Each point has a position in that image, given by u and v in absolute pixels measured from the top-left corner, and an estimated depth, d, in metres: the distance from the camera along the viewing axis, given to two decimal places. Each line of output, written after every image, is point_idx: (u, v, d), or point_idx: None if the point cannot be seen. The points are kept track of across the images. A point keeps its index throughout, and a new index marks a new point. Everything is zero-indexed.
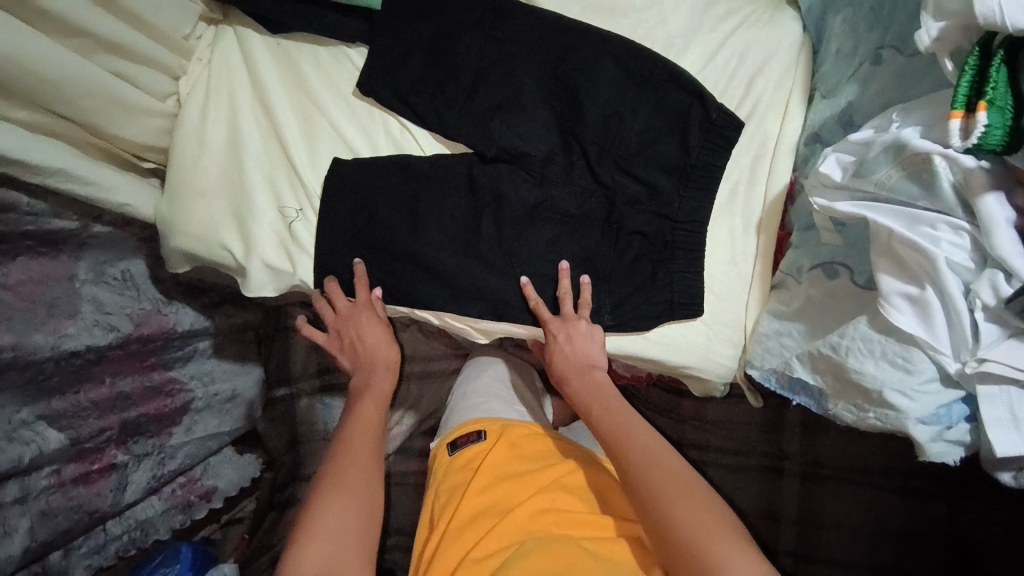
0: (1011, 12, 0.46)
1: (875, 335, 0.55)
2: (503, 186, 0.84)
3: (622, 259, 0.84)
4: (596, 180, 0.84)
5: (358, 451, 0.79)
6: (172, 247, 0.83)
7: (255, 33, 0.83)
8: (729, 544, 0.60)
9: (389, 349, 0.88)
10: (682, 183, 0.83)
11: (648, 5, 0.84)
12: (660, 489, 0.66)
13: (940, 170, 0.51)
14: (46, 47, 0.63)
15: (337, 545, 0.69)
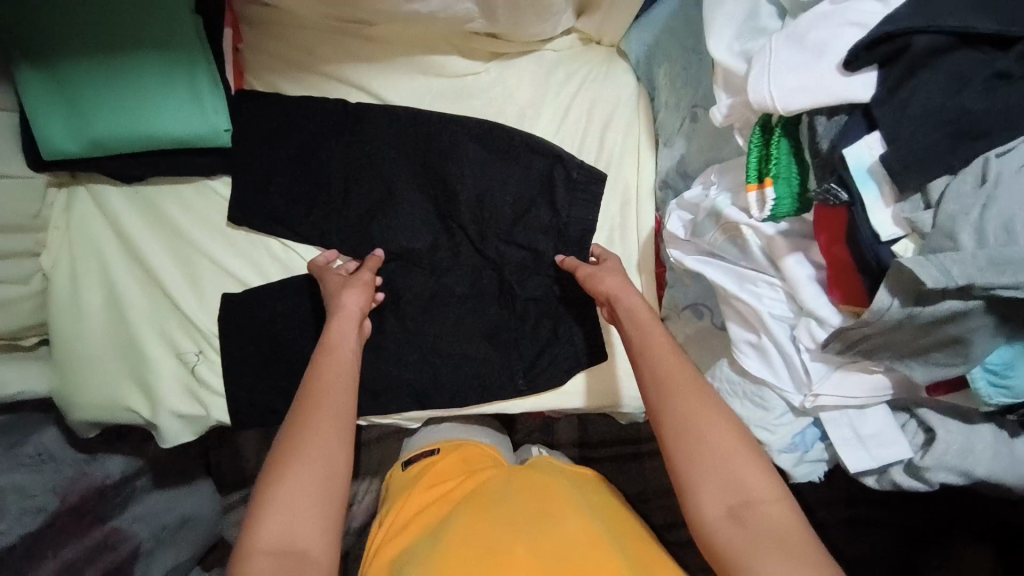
0: (782, 95, 0.48)
1: (735, 376, 0.63)
2: (396, 283, 0.86)
3: (524, 326, 0.85)
4: (483, 256, 0.86)
5: (327, 411, 0.60)
6: (75, 419, 0.81)
7: (111, 188, 0.81)
8: (745, 450, 0.54)
9: (357, 304, 0.73)
10: (560, 243, 0.85)
11: (491, 84, 0.87)
12: (690, 397, 0.57)
13: (749, 237, 0.57)
14: None
15: (322, 494, 0.55)
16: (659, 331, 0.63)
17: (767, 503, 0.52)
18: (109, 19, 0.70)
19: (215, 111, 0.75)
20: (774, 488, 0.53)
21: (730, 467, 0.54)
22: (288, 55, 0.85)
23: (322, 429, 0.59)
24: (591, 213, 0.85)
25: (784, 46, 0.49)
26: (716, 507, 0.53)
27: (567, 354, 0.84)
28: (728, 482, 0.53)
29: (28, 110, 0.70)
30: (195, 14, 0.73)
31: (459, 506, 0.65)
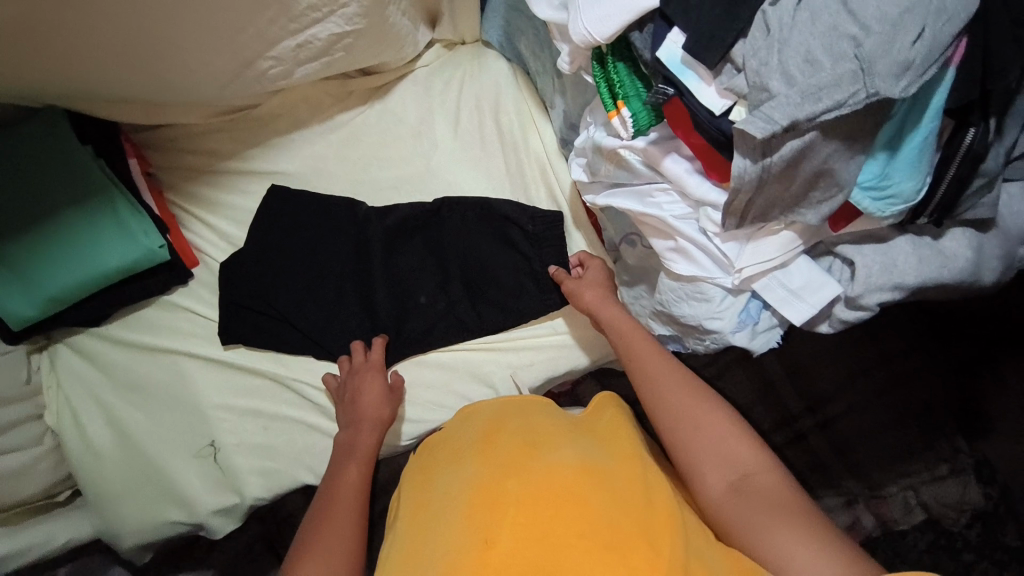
0: (596, 28, 0.54)
1: (674, 283, 0.67)
2: (397, 317, 0.91)
3: (521, 306, 0.91)
4: (465, 325, 0.92)
5: (343, 517, 0.73)
6: (125, 549, 0.86)
7: (87, 334, 0.87)
8: (739, 433, 0.66)
9: (376, 380, 0.86)
10: (535, 243, 0.91)
11: (380, 116, 0.93)
12: (679, 401, 0.69)
13: (630, 158, 0.62)
14: None
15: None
16: (642, 341, 0.75)
17: (759, 475, 0.63)
18: (23, 190, 0.76)
19: (144, 233, 0.80)
20: (757, 454, 0.65)
21: (721, 451, 0.65)
22: (195, 164, 0.91)
23: (333, 528, 0.72)
24: (561, 255, 0.90)
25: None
26: (720, 483, 0.64)
27: (548, 316, 0.93)
28: (726, 463, 0.65)
29: None
30: (96, 159, 0.79)
31: (481, 485, 0.61)
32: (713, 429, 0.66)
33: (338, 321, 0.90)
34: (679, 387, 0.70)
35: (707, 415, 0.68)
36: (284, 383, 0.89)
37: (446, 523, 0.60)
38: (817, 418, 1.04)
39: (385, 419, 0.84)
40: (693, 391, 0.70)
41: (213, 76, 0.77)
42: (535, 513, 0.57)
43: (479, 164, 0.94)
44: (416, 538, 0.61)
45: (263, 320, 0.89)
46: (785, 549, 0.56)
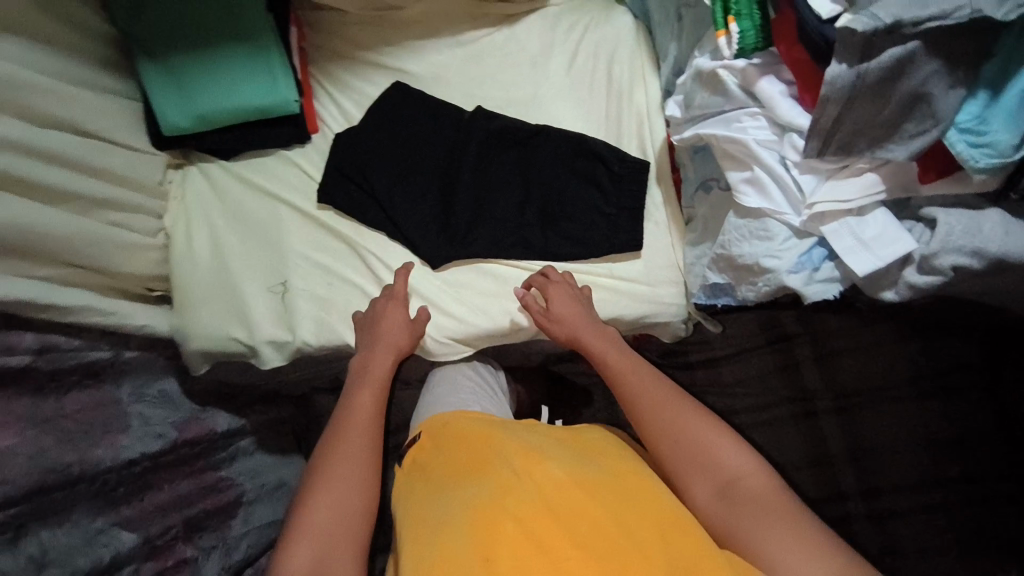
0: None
1: (740, 221, 0.67)
2: (471, 219, 0.97)
3: (588, 240, 0.94)
4: (529, 245, 0.96)
5: (354, 444, 0.79)
6: (190, 351, 0.98)
7: (215, 165, 1.02)
8: (726, 438, 0.69)
9: (394, 313, 0.92)
10: (617, 186, 0.94)
11: (505, 42, 1.01)
12: (656, 414, 0.73)
13: (727, 79, 0.63)
14: (50, 216, 0.74)
15: (343, 510, 0.73)
16: (621, 356, 0.82)
17: (747, 477, 0.66)
18: (201, 21, 0.89)
19: (287, 81, 0.92)
20: (745, 458, 0.68)
21: (710, 459, 0.69)
22: (339, 49, 1.04)
23: (343, 458, 0.77)
24: (637, 201, 0.93)
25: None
26: (706, 492, 0.68)
27: (608, 257, 0.95)
28: (710, 470, 0.68)
29: (151, 92, 0.88)
30: (267, 13, 0.91)
31: (477, 490, 0.65)
32: (699, 434, 0.70)
33: (417, 210, 0.98)
34: (662, 401, 0.74)
35: (692, 422, 0.71)
36: (358, 251, 0.99)
37: (446, 527, 0.62)
38: (869, 506, 1.05)
39: (400, 348, 0.91)
40: (677, 400, 0.74)
41: None
42: (533, 525, 0.60)
43: (582, 104, 0.99)
44: (418, 536, 0.65)
45: (359, 189, 1.00)
46: (772, 554, 0.60)
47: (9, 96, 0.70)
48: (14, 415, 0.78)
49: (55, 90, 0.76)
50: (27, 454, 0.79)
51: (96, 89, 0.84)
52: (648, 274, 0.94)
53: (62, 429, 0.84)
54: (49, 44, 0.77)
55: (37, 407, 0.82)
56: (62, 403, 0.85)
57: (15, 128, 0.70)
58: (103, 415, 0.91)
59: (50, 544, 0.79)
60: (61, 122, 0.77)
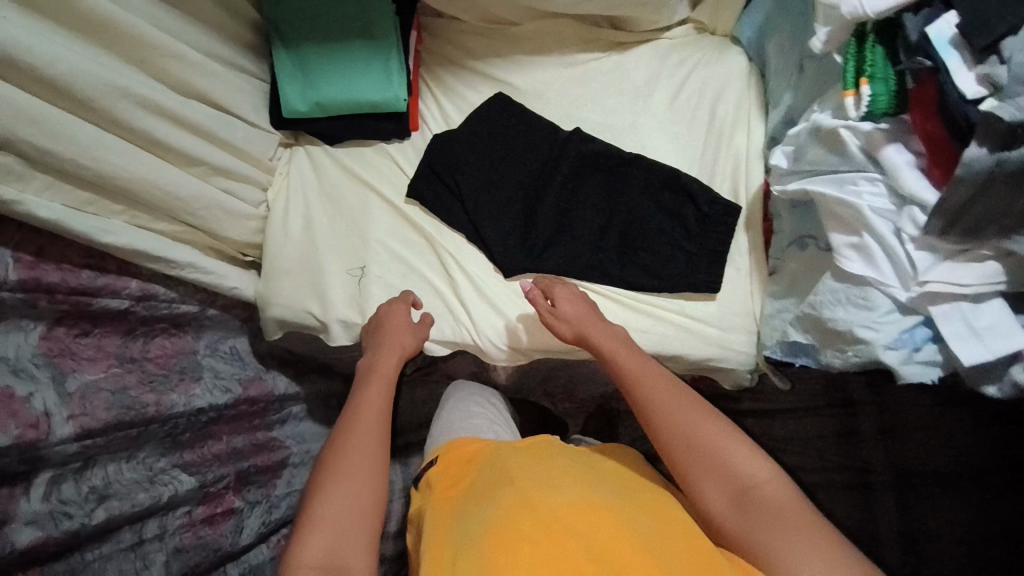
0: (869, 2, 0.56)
1: (838, 284, 0.65)
2: (551, 235, 0.98)
3: (665, 274, 0.94)
4: (604, 270, 0.96)
5: (364, 439, 0.78)
6: (267, 318, 1.04)
7: (320, 148, 1.09)
8: (739, 446, 0.71)
9: (399, 315, 0.94)
10: (703, 226, 0.93)
11: (613, 68, 1.02)
12: (670, 413, 0.76)
13: (848, 140, 0.62)
14: (176, 177, 0.81)
15: (357, 506, 0.71)
16: (633, 361, 0.83)
17: (763, 485, 0.68)
18: (335, 18, 0.96)
19: (400, 80, 0.97)
20: (757, 464, 0.70)
21: (724, 467, 0.71)
22: (451, 54, 1.08)
23: (358, 453, 0.76)
24: (720, 245, 0.92)
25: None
26: (722, 500, 0.70)
27: (682, 295, 0.94)
28: (723, 476, 0.70)
29: (279, 77, 0.96)
30: (394, 15, 0.96)
31: (492, 503, 0.69)
32: (711, 440, 0.72)
33: (499, 219, 1.00)
34: (670, 410, 0.76)
35: (703, 429, 0.73)
36: (436, 249, 1.03)
37: (464, 536, 0.67)
38: None
39: (405, 349, 0.92)
40: (689, 405, 0.76)
41: None
42: (547, 539, 0.63)
43: (678, 138, 0.99)
44: (438, 545, 0.69)
45: (448, 190, 1.03)
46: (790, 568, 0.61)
47: (170, 68, 0.78)
48: (105, 351, 0.83)
49: (204, 65, 0.83)
50: (109, 390, 0.80)
51: (235, 67, 0.92)
52: (720, 318, 0.92)
53: (144, 370, 0.88)
54: (206, 23, 0.84)
55: (126, 348, 0.87)
56: (148, 346, 0.90)
57: (167, 96, 0.77)
58: (178, 361, 0.93)
59: (116, 477, 0.80)
60: (204, 95, 0.84)
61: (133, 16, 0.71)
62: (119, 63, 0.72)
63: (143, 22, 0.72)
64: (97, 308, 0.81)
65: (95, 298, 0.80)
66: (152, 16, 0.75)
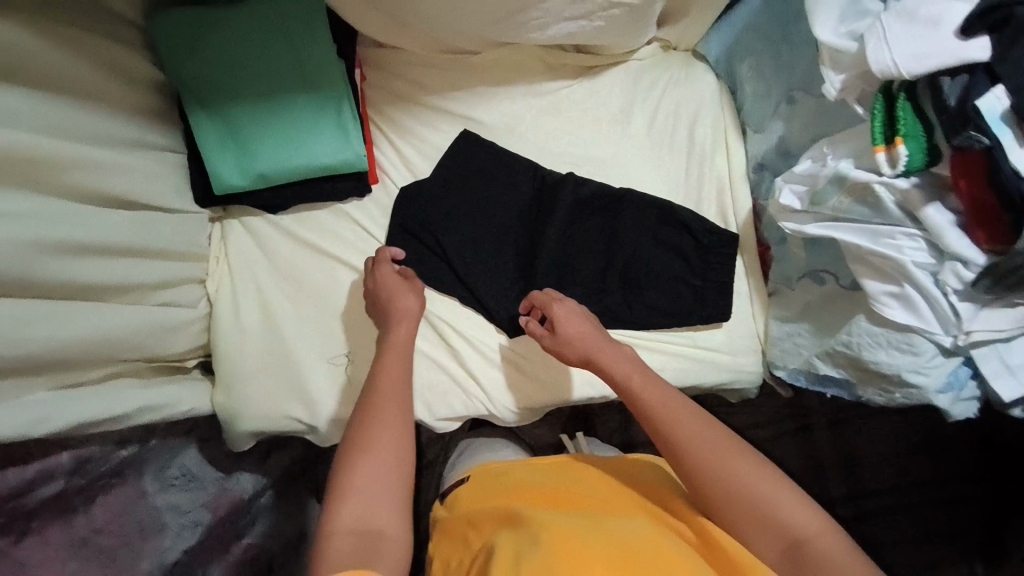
0: (906, 64, 0.57)
1: (876, 328, 0.68)
2: (553, 285, 0.92)
3: (672, 309, 0.93)
4: (613, 313, 0.92)
5: (388, 414, 0.72)
6: (238, 430, 0.88)
7: (261, 218, 0.90)
8: (784, 491, 0.64)
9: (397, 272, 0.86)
10: (701, 256, 0.93)
11: (585, 96, 0.95)
12: (708, 455, 0.67)
13: (882, 195, 0.63)
14: (96, 317, 0.62)
15: (387, 481, 0.66)
16: (651, 386, 0.74)
17: (814, 538, 0.61)
18: (265, 69, 0.78)
19: (358, 137, 0.82)
20: (806, 512, 0.63)
21: (770, 515, 0.63)
22: (401, 90, 0.94)
23: (381, 426, 0.70)
24: (723, 275, 0.92)
25: (897, 21, 0.58)
26: (771, 555, 0.63)
27: (691, 326, 0.94)
28: (770, 528, 0.63)
29: (203, 150, 0.77)
30: (338, 60, 0.80)
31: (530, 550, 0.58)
32: (753, 485, 0.64)
33: (494, 276, 0.91)
34: (706, 448, 0.67)
35: (743, 474, 0.65)
36: (427, 318, 0.91)
37: None
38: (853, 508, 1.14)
39: (415, 312, 0.83)
40: (725, 445, 0.68)
41: (468, 19, 0.76)
42: None
43: (661, 164, 0.96)
44: None
45: (429, 249, 0.92)
46: None
47: (70, 181, 0.58)
48: (54, 546, 0.72)
49: (109, 163, 0.63)
50: None
51: (145, 148, 0.71)
52: (729, 344, 0.94)
53: (98, 549, 0.76)
54: (98, 105, 0.63)
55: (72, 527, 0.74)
56: (95, 517, 0.76)
57: (73, 223, 0.58)
58: (133, 519, 0.80)
59: None
60: (114, 201, 0.65)
61: (7, 130, 0.51)
62: (2, 198, 0.52)
63: (23, 135, 0.52)
64: (34, 503, 0.69)
65: (29, 494, 0.68)
66: (32, 118, 0.54)
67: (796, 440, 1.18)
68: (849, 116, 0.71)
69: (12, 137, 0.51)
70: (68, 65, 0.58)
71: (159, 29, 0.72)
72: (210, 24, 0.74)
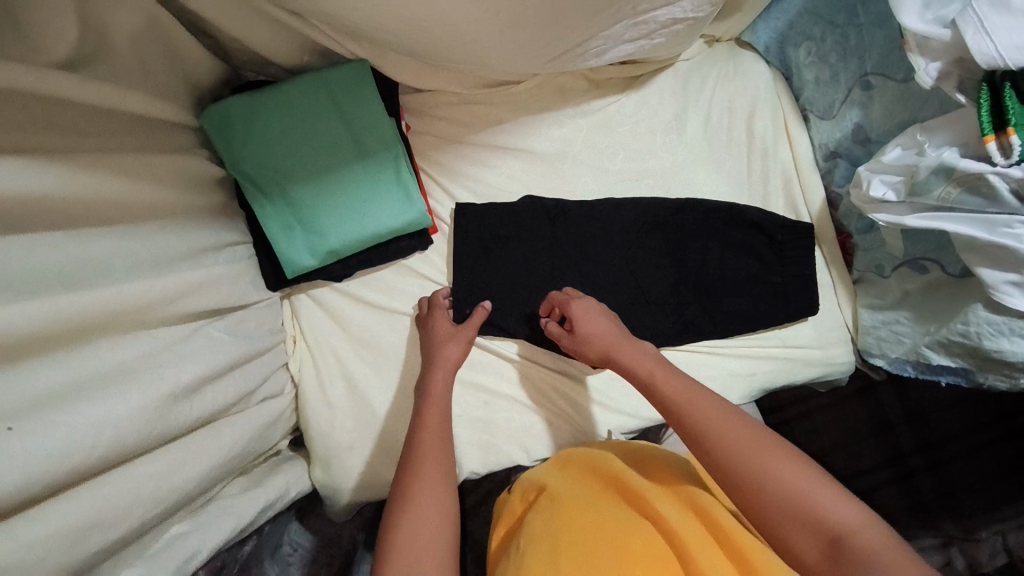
0: (1010, 54, 0.58)
1: (996, 317, 0.67)
2: (631, 309, 0.90)
3: (756, 311, 0.90)
4: (696, 325, 0.90)
5: (432, 465, 0.66)
6: (341, 502, 0.87)
7: (331, 288, 0.87)
8: (820, 485, 0.56)
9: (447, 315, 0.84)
10: (778, 253, 0.90)
11: (636, 108, 0.92)
12: (727, 447, 0.60)
13: (997, 184, 0.61)
14: (212, 442, 0.60)
15: (439, 513, 0.62)
16: (674, 380, 0.68)
17: (857, 535, 0.53)
18: (321, 143, 0.75)
19: (418, 193, 0.79)
20: (845, 506, 0.55)
21: (804, 511, 0.55)
22: (447, 132, 0.90)
23: (435, 458, 0.67)
24: (806, 270, 0.90)
25: (992, 10, 0.58)
26: (813, 553, 0.54)
27: (778, 326, 0.91)
28: (808, 524, 0.55)
29: (270, 237, 0.75)
30: (389, 120, 0.78)
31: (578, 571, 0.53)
32: (784, 477, 0.57)
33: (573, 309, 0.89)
34: (733, 436, 0.61)
35: (775, 467, 0.58)
36: (512, 362, 0.90)
37: None
38: (927, 458, 1.13)
39: (465, 350, 0.80)
40: (751, 433, 0.61)
41: (526, 61, 0.73)
42: None
43: (720, 166, 0.92)
44: None
45: (502, 291, 0.89)
46: None
47: (164, 312, 0.56)
48: None
49: (200, 281, 0.62)
50: None
51: (222, 249, 0.69)
52: (819, 338, 0.91)
53: None
54: (175, 219, 0.61)
55: None
56: None
57: (179, 355, 0.56)
58: None
59: None
60: (208, 315, 0.64)
61: (122, 282, 0.50)
62: (132, 347, 0.51)
63: (138, 283, 0.51)
64: None
65: None
66: (133, 259, 0.53)
67: (858, 401, 1.17)
68: (942, 100, 0.71)
69: (127, 290, 0.50)
70: (154, 191, 0.57)
71: (212, 121, 0.70)
72: (257, 108, 0.72)
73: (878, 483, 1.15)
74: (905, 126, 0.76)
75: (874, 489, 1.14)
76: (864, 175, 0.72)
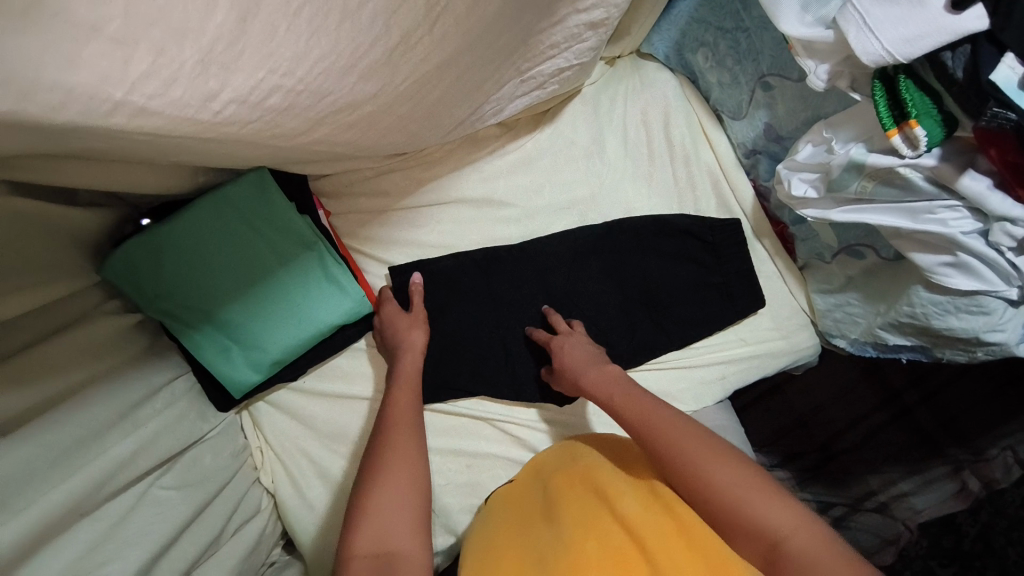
0: (898, 48, 0.54)
1: (939, 296, 0.67)
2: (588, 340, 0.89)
3: (711, 316, 0.90)
4: (657, 344, 0.90)
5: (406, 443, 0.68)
6: None
7: (286, 391, 0.85)
8: (762, 492, 0.59)
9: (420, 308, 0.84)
10: (720, 256, 0.90)
11: (551, 141, 0.90)
12: (675, 450, 0.64)
13: (910, 175, 0.61)
14: None
15: (409, 493, 0.63)
16: (623, 390, 0.72)
17: (793, 538, 0.55)
18: (238, 257, 0.73)
19: (351, 283, 0.78)
20: (783, 510, 0.57)
21: (744, 516, 0.58)
22: (366, 207, 0.87)
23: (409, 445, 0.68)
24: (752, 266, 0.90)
25: (873, 4, 0.55)
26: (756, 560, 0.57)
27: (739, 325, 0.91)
28: (749, 530, 0.57)
29: (208, 365, 0.73)
30: (302, 217, 0.76)
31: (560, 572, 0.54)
32: (725, 480, 0.60)
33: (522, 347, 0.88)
34: (682, 439, 0.64)
35: (715, 469, 0.61)
36: (484, 421, 0.88)
37: None
38: (919, 391, 1.10)
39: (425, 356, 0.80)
40: (698, 440, 0.64)
41: (423, 137, 0.71)
42: None
43: (649, 180, 0.91)
44: None
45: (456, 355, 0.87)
46: None
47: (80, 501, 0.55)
48: None
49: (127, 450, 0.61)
50: None
51: (152, 398, 0.68)
52: (780, 328, 0.92)
53: None
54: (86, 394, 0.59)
55: None
56: None
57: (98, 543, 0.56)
58: None
59: None
60: (153, 473, 0.66)
61: (43, 493, 0.52)
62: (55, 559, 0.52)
63: (57, 488, 0.53)
64: None
65: None
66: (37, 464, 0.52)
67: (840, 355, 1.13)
68: (840, 98, 0.71)
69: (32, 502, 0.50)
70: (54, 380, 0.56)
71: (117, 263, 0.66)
72: (163, 240, 0.68)
73: (876, 427, 1.11)
74: (811, 123, 0.76)
75: (872, 435, 1.11)
76: (784, 176, 0.72)
